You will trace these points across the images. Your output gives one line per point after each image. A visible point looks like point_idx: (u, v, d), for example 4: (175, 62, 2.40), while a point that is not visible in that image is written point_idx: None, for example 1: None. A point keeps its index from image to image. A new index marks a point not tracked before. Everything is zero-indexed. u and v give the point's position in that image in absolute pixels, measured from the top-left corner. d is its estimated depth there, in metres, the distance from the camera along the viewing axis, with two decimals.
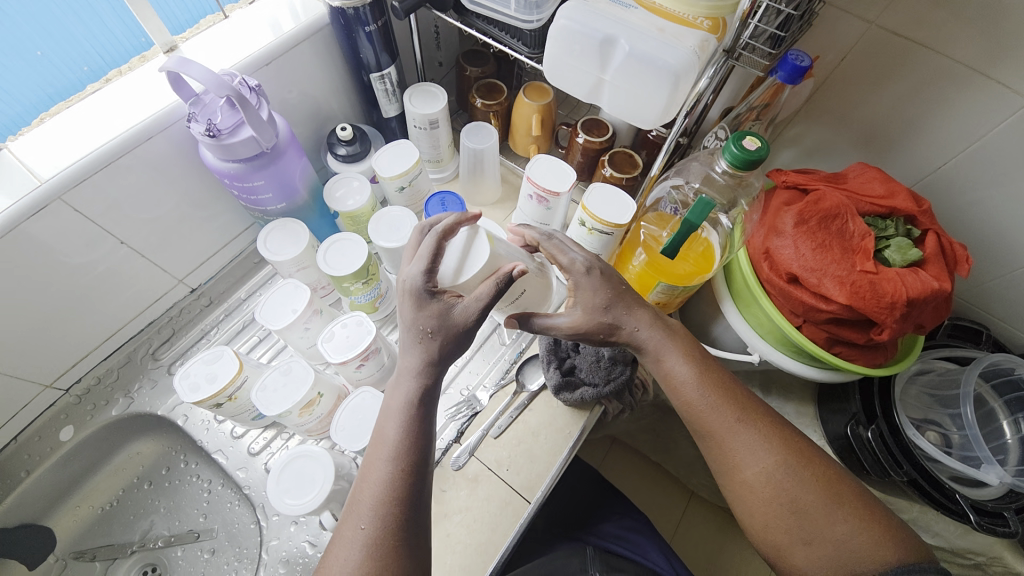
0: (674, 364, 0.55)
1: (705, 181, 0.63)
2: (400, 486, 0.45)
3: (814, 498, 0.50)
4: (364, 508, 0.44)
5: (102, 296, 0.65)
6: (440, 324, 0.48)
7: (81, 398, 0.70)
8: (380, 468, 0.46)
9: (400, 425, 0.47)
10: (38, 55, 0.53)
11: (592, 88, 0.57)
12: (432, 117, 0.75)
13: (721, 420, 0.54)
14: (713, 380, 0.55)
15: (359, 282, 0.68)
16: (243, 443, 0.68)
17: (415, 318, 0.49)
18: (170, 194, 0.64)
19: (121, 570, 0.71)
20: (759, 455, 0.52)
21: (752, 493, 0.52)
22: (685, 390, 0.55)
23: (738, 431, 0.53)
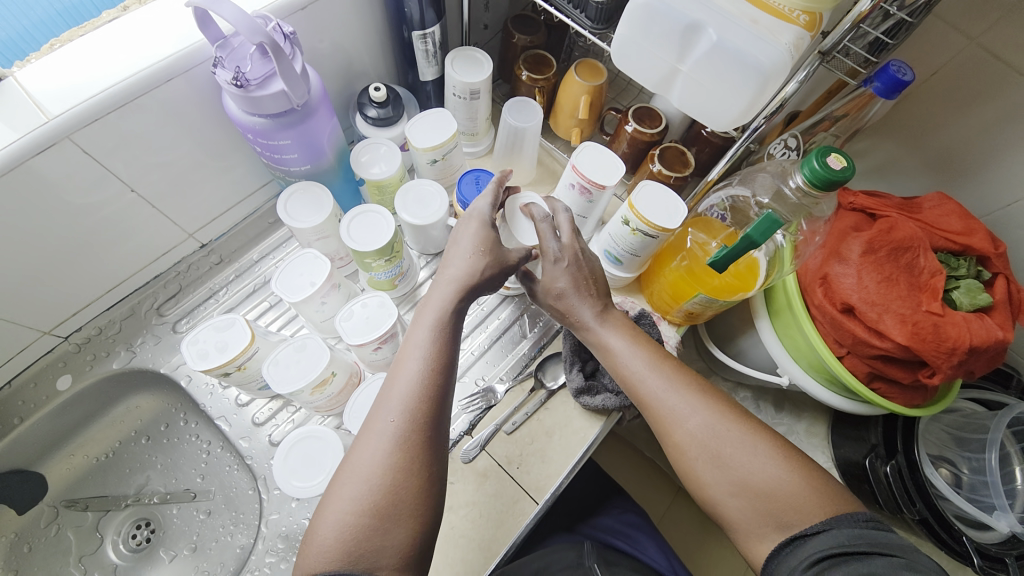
0: (607, 337, 0.58)
1: (775, 197, 0.56)
2: (429, 381, 0.45)
3: (739, 453, 0.49)
4: (391, 400, 0.44)
5: (108, 243, 0.61)
6: (495, 255, 0.54)
7: (80, 347, 0.67)
8: (410, 367, 0.46)
9: (430, 331, 0.48)
10: None
11: (663, 78, 0.51)
12: (474, 86, 0.69)
13: (647, 383, 0.54)
14: (642, 348, 0.56)
15: (382, 260, 0.64)
16: (248, 412, 0.66)
17: (478, 237, 0.54)
18: (185, 141, 0.59)
19: (115, 523, 0.71)
20: (686, 417, 0.51)
21: (685, 458, 0.51)
22: (615, 358, 0.57)
23: (665, 396, 0.53)
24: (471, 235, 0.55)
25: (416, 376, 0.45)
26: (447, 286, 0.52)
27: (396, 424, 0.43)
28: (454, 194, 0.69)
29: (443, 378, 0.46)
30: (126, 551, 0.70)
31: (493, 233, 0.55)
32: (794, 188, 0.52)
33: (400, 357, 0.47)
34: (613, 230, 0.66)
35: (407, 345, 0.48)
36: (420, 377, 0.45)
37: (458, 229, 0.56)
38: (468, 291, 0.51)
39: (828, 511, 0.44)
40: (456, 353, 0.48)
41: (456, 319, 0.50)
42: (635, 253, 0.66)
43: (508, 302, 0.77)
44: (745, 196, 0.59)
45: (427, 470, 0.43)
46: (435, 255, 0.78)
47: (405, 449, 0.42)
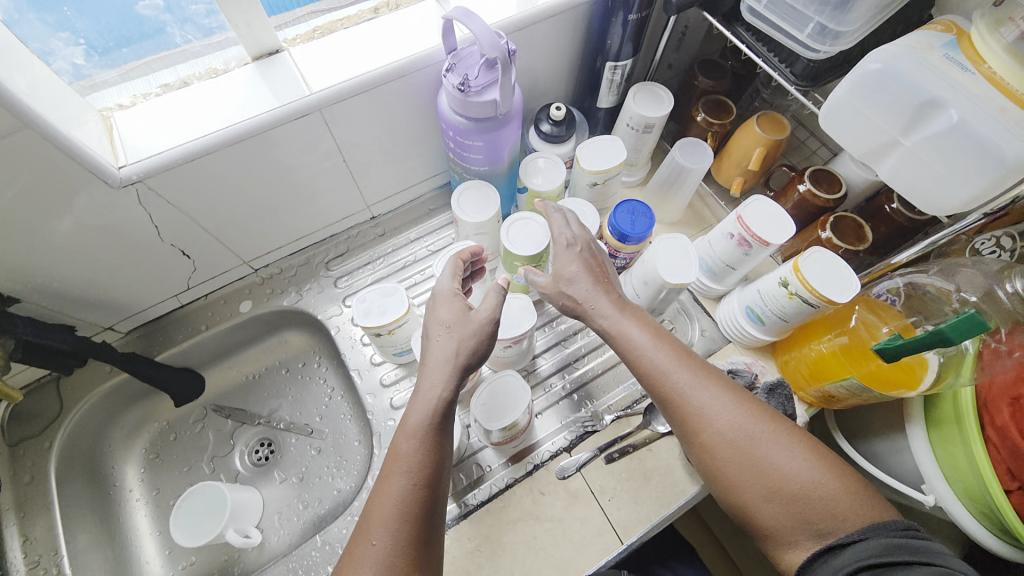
0: (633, 335, 0.53)
1: (985, 297, 0.50)
2: (414, 498, 0.46)
3: (774, 453, 0.47)
4: (376, 525, 0.45)
5: (307, 199, 0.72)
6: (458, 322, 0.53)
7: (263, 281, 0.79)
8: (397, 483, 0.46)
9: (415, 444, 0.48)
10: None
11: (876, 149, 0.49)
12: (651, 121, 0.71)
13: (678, 381, 0.51)
14: (667, 348, 0.53)
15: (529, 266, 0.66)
16: (378, 372, 0.72)
17: (440, 317, 0.53)
18: (390, 128, 0.67)
19: (245, 436, 0.81)
20: (720, 418, 0.49)
21: (716, 459, 0.49)
22: (640, 354, 0.52)
23: (696, 396, 0.50)
24: (443, 311, 0.54)
25: (404, 492, 0.46)
26: (440, 366, 0.51)
27: (385, 549, 0.45)
28: (607, 219, 0.70)
29: (430, 489, 0.47)
30: (249, 463, 0.79)
31: (461, 302, 0.55)
32: (1012, 293, 0.48)
33: (384, 477, 0.47)
34: (764, 287, 0.64)
35: (391, 463, 0.48)
36: (405, 495, 0.46)
37: (428, 308, 0.55)
38: (463, 367, 0.51)
39: (867, 519, 0.44)
40: (446, 455, 0.49)
41: (446, 410, 0.50)
42: (783, 317, 0.64)
43: None
44: (942, 287, 0.53)
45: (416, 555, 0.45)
46: None
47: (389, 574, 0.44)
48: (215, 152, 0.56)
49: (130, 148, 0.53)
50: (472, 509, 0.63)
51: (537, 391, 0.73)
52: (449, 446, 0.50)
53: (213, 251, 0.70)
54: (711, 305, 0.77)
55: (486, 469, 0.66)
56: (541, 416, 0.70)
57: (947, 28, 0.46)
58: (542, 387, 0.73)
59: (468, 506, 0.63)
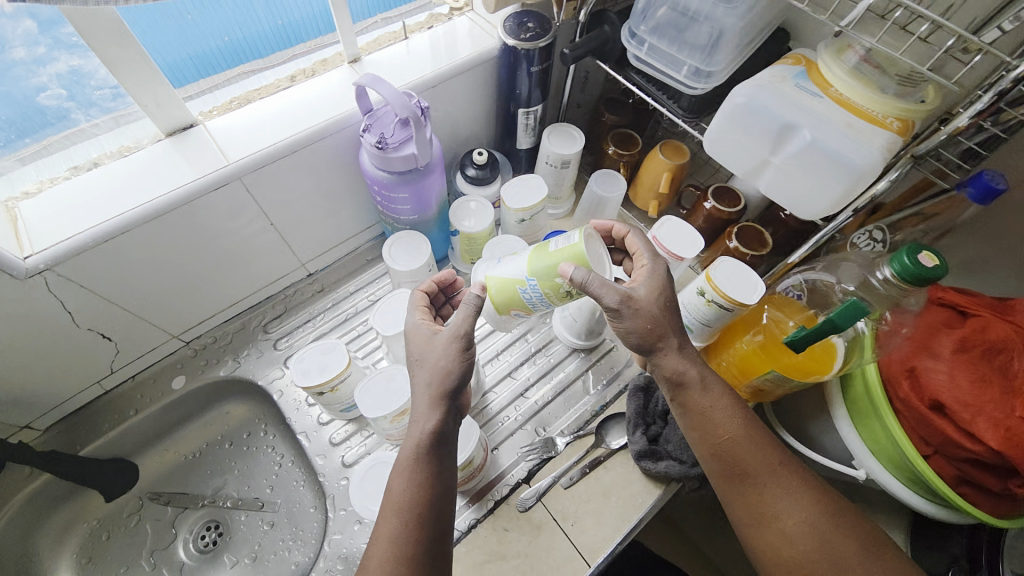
0: (711, 411, 0.55)
1: (862, 286, 0.57)
2: (409, 538, 0.47)
3: (845, 550, 0.51)
4: (375, 563, 0.46)
5: (239, 264, 0.71)
6: (429, 350, 0.52)
7: (196, 353, 0.75)
8: (392, 523, 0.47)
9: (407, 483, 0.48)
10: (188, 19, 0.55)
11: (753, 168, 0.55)
12: (567, 157, 0.76)
13: (762, 466, 0.54)
14: (749, 432, 0.55)
15: (569, 287, 0.52)
16: (327, 431, 0.70)
17: (415, 349, 0.53)
18: (314, 189, 0.69)
19: (189, 521, 0.75)
20: (794, 506, 0.53)
21: (789, 548, 0.52)
22: (727, 439, 0.55)
23: (773, 481, 0.54)
24: (415, 346, 0.54)
25: (397, 532, 0.47)
26: (422, 397, 0.51)
27: None
28: None
29: (420, 531, 0.47)
30: (195, 550, 0.73)
31: (429, 329, 0.54)
32: (883, 280, 0.54)
33: (382, 514, 0.49)
34: (686, 299, 0.69)
35: (387, 501, 0.49)
36: (397, 533, 0.47)
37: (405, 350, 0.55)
38: (441, 397, 0.50)
39: None
40: (440, 489, 0.49)
41: (433, 443, 0.49)
42: (708, 323, 0.69)
43: (575, 355, 0.80)
44: (830, 282, 0.61)
45: None
46: None
47: None
48: (133, 230, 0.55)
49: (37, 237, 0.51)
50: None
51: (491, 426, 0.73)
52: (447, 481, 0.50)
53: (140, 330, 0.67)
54: None
55: None
56: (498, 450, 0.71)
57: (796, 61, 0.56)
58: (496, 421, 0.73)
59: None
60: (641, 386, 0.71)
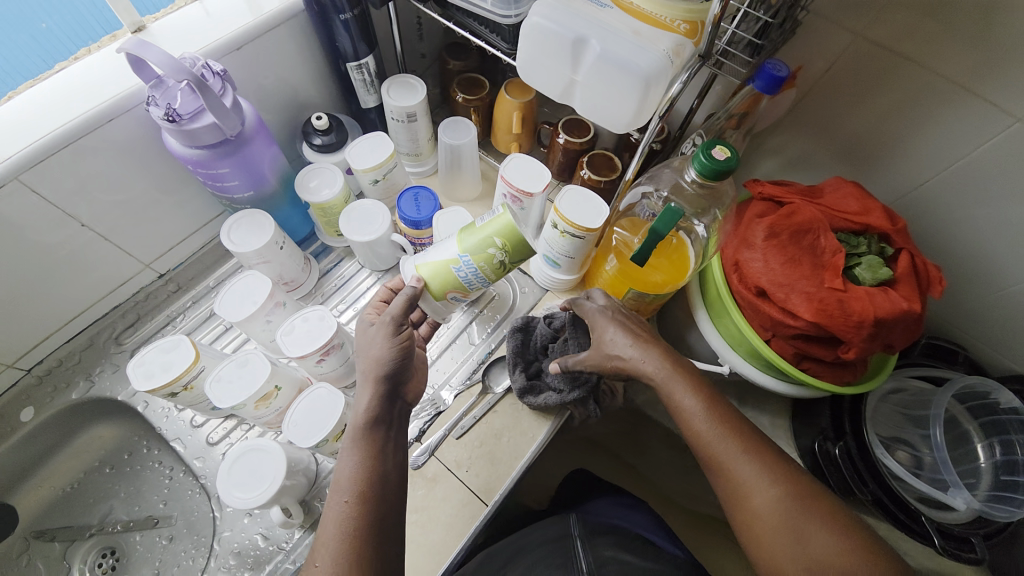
0: (679, 399, 0.54)
1: (675, 190, 0.61)
2: (356, 515, 0.45)
3: (815, 530, 0.46)
4: (319, 547, 0.43)
5: (63, 276, 0.64)
6: (365, 333, 0.56)
7: (41, 379, 0.69)
8: (336, 505, 0.46)
9: (355, 459, 0.48)
10: (42, 27, 0.56)
11: (565, 89, 0.55)
12: (410, 110, 0.73)
13: (726, 447, 0.51)
14: (717, 416, 0.52)
15: (503, 257, 0.57)
16: (202, 432, 0.67)
17: (359, 334, 0.57)
18: (129, 182, 0.63)
19: (78, 554, 0.71)
20: (763, 485, 0.49)
21: (757, 526, 0.48)
22: (693, 421, 0.53)
23: (741, 463, 0.50)
24: (360, 340, 0.56)
25: (341, 510, 0.45)
26: (363, 381, 0.53)
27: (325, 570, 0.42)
28: (396, 211, 0.73)
29: (369, 503, 0.46)
30: None
31: (365, 324, 0.58)
32: (690, 182, 0.57)
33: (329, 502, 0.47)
34: (547, 235, 0.70)
35: (332, 487, 0.47)
36: (343, 511, 0.45)
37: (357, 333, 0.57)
38: (376, 375, 0.53)
39: None
40: (389, 464, 0.50)
41: (377, 416, 0.51)
42: (571, 255, 0.70)
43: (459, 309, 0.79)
44: (650, 192, 0.63)
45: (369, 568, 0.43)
46: (385, 271, 0.81)
47: None
48: None
49: None
50: None
51: None
52: (395, 458, 0.50)
53: None
54: (524, 264, 0.82)
55: None
56: None
57: None
58: None
59: None
60: (519, 326, 0.72)
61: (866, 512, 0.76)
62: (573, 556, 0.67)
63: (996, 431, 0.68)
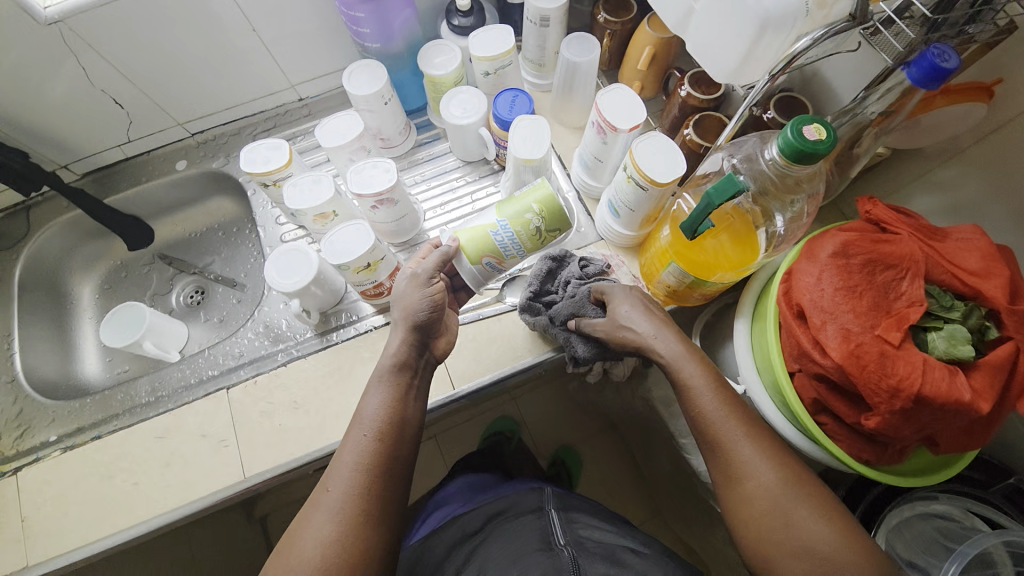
0: (688, 372, 0.51)
1: (748, 162, 0.54)
2: (374, 449, 0.51)
3: (806, 517, 0.43)
4: (335, 473, 0.50)
5: (231, 68, 0.79)
6: (409, 282, 0.59)
7: (199, 145, 0.88)
8: (356, 439, 0.52)
9: (382, 401, 0.54)
10: None
11: (682, 18, 0.50)
12: (545, 13, 0.73)
13: (726, 423, 0.48)
14: (725, 397, 0.49)
15: (538, 224, 0.61)
16: (281, 230, 0.82)
17: (400, 284, 0.60)
18: (297, 8, 0.74)
19: (182, 281, 0.94)
20: (758, 466, 0.46)
21: (748, 507, 0.45)
22: (695, 391, 0.50)
23: (742, 448, 0.47)
24: (404, 287, 0.59)
25: (360, 443, 0.51)
26: (399, 326, 0.58)
27: (342, 493, 0.49)
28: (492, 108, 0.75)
29: (389, 441, 0.52)
30: (182, 302, 0.92)
31: (405, 279, 0.60)
32: (768, 161, 0.50)
33: (348, 435, 0.53)
34: (617, 179, 0.67)
35: (355, 423, 0.53)
36: (364, 447, 0.51)
37: (397, 291, 0.60)
38: (417, 327, 0.57)
39: None
40: (409, 418, 0.54)
41: (409, 357, 0.57)
42: (632, 208, 0.66)
43: None
44: (721, 162, 0.56)
45: (387, 495, 0.50)
46: (468, 163, 0.86)
47: (351, 525, 0.47)
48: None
49: None
50: (333, 343, 0.73)
51: None
52: (415, 407, 0.56)
53: (149, 108, 0.80)
54: (592, 206, 0.80)
55: (355, 318, 0.75)
56: None
57: None
58: None
59: (330, 341, 0.73)
60: (553, 256, 0.72)
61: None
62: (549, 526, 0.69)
63: None
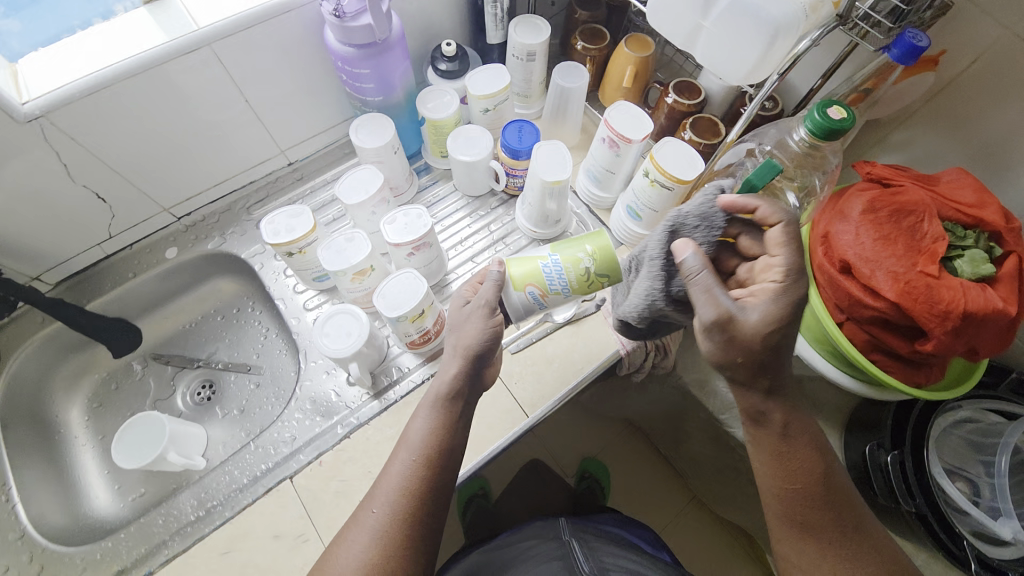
0: (770, 467, 0.51)
1: (780, 145, 0.62)
2: (414, 474, 0.52)
3: None
4: (380, 496, 0.52)
5: (218, 145, 0.76)
6: (468, 311, 0.59)
7: (187, 228, 0.83)
8: (402, 460, 0.53)
9: (426, 424, 0.55)
10: None
11: (688, 35, 0.57)
12: (531, 48, 0.78)
13: (818, 521, 0.50)
14: (813, 500, 0.50)
15: (589, 264, 0.58)
16: (300, 298, 0.78)
17: (456, 311, 0.60)
18: (287, 76, 0.73)
19: (186, 378, 0.85)
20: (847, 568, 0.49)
21: None
22: (782, 482, 0.51)
23: (829, 548, 0.49)
24: (467, 322, 0.58)
25: (405, 467, 0.52)
26: (453, 354, 0.57)
27: (382, 519, 0.50)
28: (498, 140, 0.78)
29: (430, 472, 0.52)
30: (190, 402, 0.83)
31: (470, 307, 0.59)
32: (798, 140, 0.58)
33: (395, 453, 0.55)
34: (636, 183, 0.71)
35: (404, 441, 0.55)
36: (407, 470, 0.52)
37: (464, 316, 0.59)
38: (471, 358, 0.56)
39: None
40: (454, 446, 0.55)
41: (463, 386, 0.56)
42: (655, 208, 0.71)
43: (535, 244, 0.83)
44: (751, 148, 0.65)
45: (420, 525, 0.51)
46: (474, 198, 0.88)
47: (378, 549, 0.48)
48: (118, 86, 0.60)
49: (29, 87, 0.57)
50: (392, 402, 0.70)
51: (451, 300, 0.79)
52: (459, 438, 0.55)
53: (131, 198, 0.74)
54: (604, 215, 0.84)
55: (404, 371, 0.73)
56: None
57: None
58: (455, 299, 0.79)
59: (389, 400, 0.70)
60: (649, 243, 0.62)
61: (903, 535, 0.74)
62: (572, 554, 0.68)
63: None
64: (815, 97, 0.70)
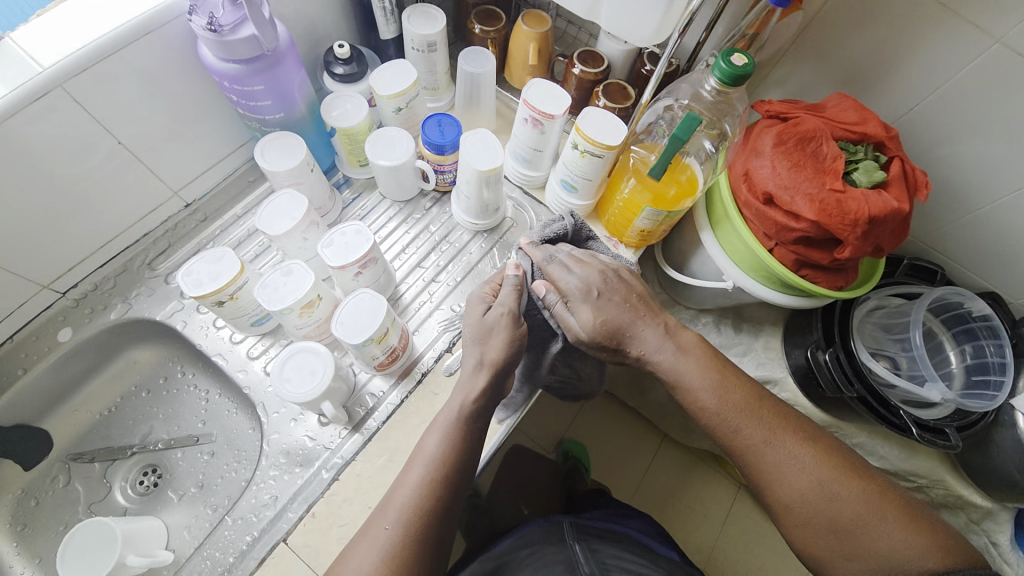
0: (691, 387, 0.55)
1: (693, 98, 0.67)
2: (424, 485, 0.50)
3: (852, 510, 0.49)
4: (389, 509, 0.49)
5: (97, 200, 0.65)
6: (491, 320, 0.57)
7: (78, 303, 0.71)
8: (413, 472, 0.51)
9: (438, 438, 0.53)
10: None
11: (591, 4, 0.58)
12: (431, 38, 0.75)
13: (758, 434, 0.53)
14: (751, 407, 0.54)
15: None
16: (242, 348, 0.71)
17: (480, 318, 0.58)
18: (165, 107, 0.64)
19: (122, 471, 0.74)
20: (793, 470, 0.51)
21: (793, 504, 0.51)
22: (708, 407, 0.54)
23: (772, 453, 0.52)
24: (494, 332, 0.57)
25: (420, 477, 0.50)
26: (469, 371, 0.57)
27: (393, 527, 0.48)
28: (419, 138, 0.75)
29: (440, 482, 0.50)
30: (135, 495, 0.73)
31: (488, 318, 0.57)
32: (710, 90, 0.64)
33: (406, 465, 0.53)
34: (566, 157, 0.72)
35: (416, 453, 0.53)
36: (418, 484, 0.50)
37: (488, 326, 0.57)
38: (496, 370, 0.56)
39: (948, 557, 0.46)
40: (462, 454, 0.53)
41: (475, 400, 0.55)
42: (588, 177, 0.73)
43: (478, 237, 0.82)
44: (670, 105, 0.70)
45: (434, 532, 0.49)
46: (405, 202, 0.84)
47: (390, 561, 0.45)
48: None
49: None
50: (375, 430, 0.66)
51: (408, 312, 0.75)
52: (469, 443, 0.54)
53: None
54: (539, 195, 0.85)
55: (379, 396, 0.69)
56: (417, 332, 0.74)
57: None
58: (411, 309, 0.75)
59: (370, 429, 0.67)
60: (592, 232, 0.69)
61: (851, 421, 0.84)
62: (573, 556, 0.70)
63: (967, 338, 0.81)
64: (706, 48, 0.75)
